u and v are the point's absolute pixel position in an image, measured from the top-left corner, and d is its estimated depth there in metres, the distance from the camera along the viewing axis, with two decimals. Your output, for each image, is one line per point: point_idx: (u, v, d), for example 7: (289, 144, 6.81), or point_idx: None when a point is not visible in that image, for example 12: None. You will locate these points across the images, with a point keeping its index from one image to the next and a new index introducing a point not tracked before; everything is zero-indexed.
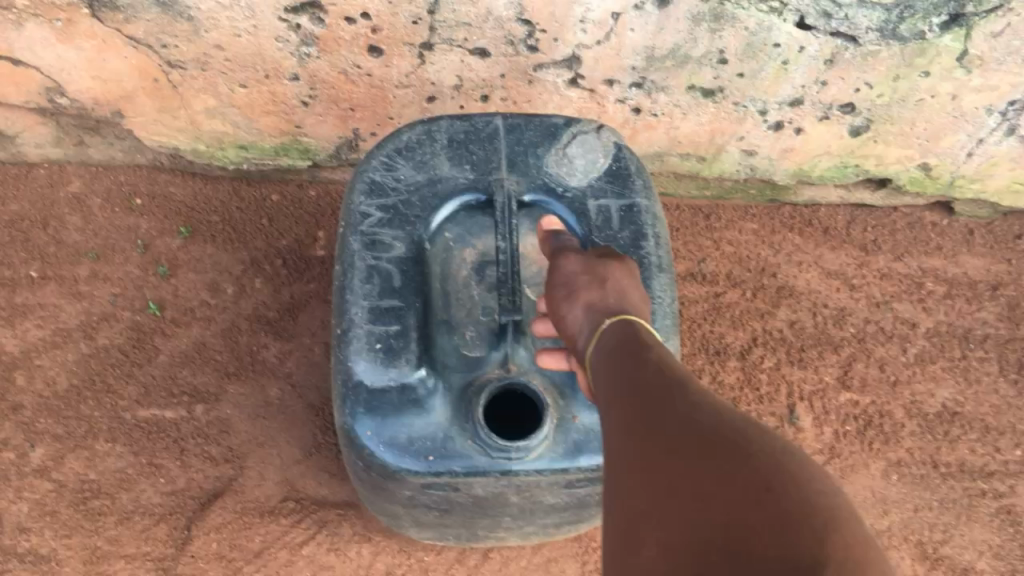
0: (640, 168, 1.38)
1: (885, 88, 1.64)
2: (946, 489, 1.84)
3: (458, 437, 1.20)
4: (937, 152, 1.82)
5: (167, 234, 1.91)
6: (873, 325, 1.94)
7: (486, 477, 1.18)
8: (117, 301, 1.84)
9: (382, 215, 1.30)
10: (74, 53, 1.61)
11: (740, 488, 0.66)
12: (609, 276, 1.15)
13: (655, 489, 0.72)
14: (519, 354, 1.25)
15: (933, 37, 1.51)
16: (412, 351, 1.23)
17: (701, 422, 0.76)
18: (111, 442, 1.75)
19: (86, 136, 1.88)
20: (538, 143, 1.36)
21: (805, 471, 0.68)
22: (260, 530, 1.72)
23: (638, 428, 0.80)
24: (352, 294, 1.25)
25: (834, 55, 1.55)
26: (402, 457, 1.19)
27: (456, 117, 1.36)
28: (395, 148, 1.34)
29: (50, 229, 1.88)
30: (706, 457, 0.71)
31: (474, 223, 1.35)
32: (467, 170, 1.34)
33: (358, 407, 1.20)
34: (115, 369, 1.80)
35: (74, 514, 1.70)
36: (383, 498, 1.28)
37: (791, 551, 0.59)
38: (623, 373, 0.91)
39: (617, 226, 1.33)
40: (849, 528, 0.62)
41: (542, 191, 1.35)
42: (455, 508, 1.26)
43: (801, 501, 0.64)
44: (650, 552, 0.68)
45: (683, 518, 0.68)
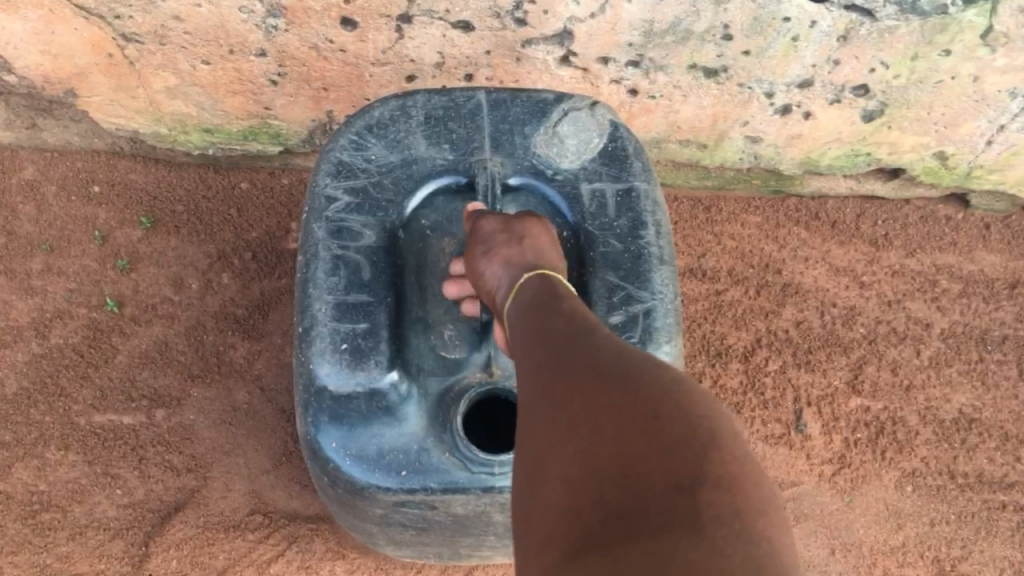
0: (640, 149, 1.24)
1: (902, 69, 1.51)
2: (964, 502, 1.72)
3: (434, 450, 1.07)
4: (954, 140, 1.69)
5: (127, 224, 1.77)
6: (885, 325, 1.82)
7: (466, 495, 1.06)
8: (72, 298, 1.71)
9: (350, 199, 1.17)
10: (20, 26, 1.48)
11: (630, 417, 0.66)
12: (534, 239, 1.06)
13: (551, 427, 0.71)
14: (504, 356, 1.13)
15: (956, 11, 1.39)
16: (382, 352, 1.10)
17: (599, 357, 0.75)
18: (63, 450, 1.61)
19: (39, 118, 1.74)
20: (524, 121, 1.23)
21: (693, 396, 0.68)
22: (225, 547, 1.59)
23: (539, 371, 0.79)
24: (315, 287, 1.12)
25: (848, 30, 1.43)
26: (372, 473, 1.06)
27: (434, 91, 1.23)
28: (365, 124, 1.20)
29: (1, 219, 1.74)
30: (602, 392, 0.70)
31: (454, 208, 1.21)
32: (445, 150, 1.21)
33: (321, 416, 1.08)
34: (69, 371, 1.66)
35: (22, 529, 1.57)
36: (355, 516, 1.15)
37: (677, 475, 0.60)
38: (531, 318, 0.90)
39: (613, 213, 1.20)
40: (731, 450, 0.63)
41: (529, 174, 1.22)
42: (434, 527, 1.13)
43: (688, 425, 0.64)
44: (543, 485, 0.67)
45: (577, 449, 0.67)
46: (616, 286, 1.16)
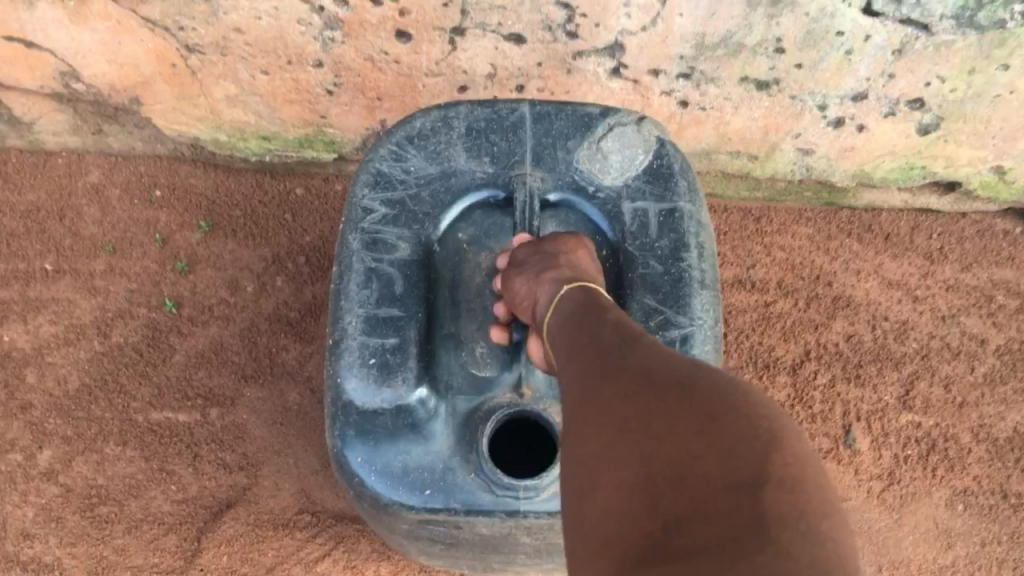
0: (686, 167, 1.25)
1: (959, 82, 1.49)
2: (1016, 522, 1.69)
3: (459, 469, 1.10)
4: (1014, 154, 1.66)
5: (187, 227, 1.82)
6: (938, 341, 1.79)
7: (490, 517, 1.08)
8: (133, 297, 1.77)
9: (387, 211, 1.20)
10: (89, 36, 1.53)
11: (684, 422, 0.66)
12: (568, 249, 1.09)
13: (603, 433, 0.71)
14: (535, 376, 1.15)
15: (1015, 26, 1.37)
16: (410, 369, 1.14)
17: (651, 366, 0.75)
18: (122, 446, 1.67)
19: (105, 124, 1.79)
20: (568, 135, 1.24)
21: (747, 397, 0.68)
22: (274, 544, 1.63)
23: (589, 379, 0.79)
24: (347, 300, 1.15)
25: (904, 44, 1.42)
26: (396, 489, 1.09)
27: (477, 103, 1.24)
28: (406, 135, 1.23)
29: (67, 221, 1.81)
30: (654, 397, 0.70)
31: (491, 221, 1.24)
32: (485, 163, 1.23)
33: (347, 430, 1.11)
34: (129, 369, 1.72)
35: (81, 521, 1.62)
36: (384, 529, 1.19)
37: (739, 476, 0.60)
38: (579, 328, 0.90)
39: (655, 233, 1.21)
40: (790, 449, 0.63)
41: (570, 190, 1.24)
42: (462, 544, 1.15)
43: (745, 426, 0.64)
44: (596, 493, 0.67)
45: (630, 454, 0.66)
46: (655, 309, 1.18)
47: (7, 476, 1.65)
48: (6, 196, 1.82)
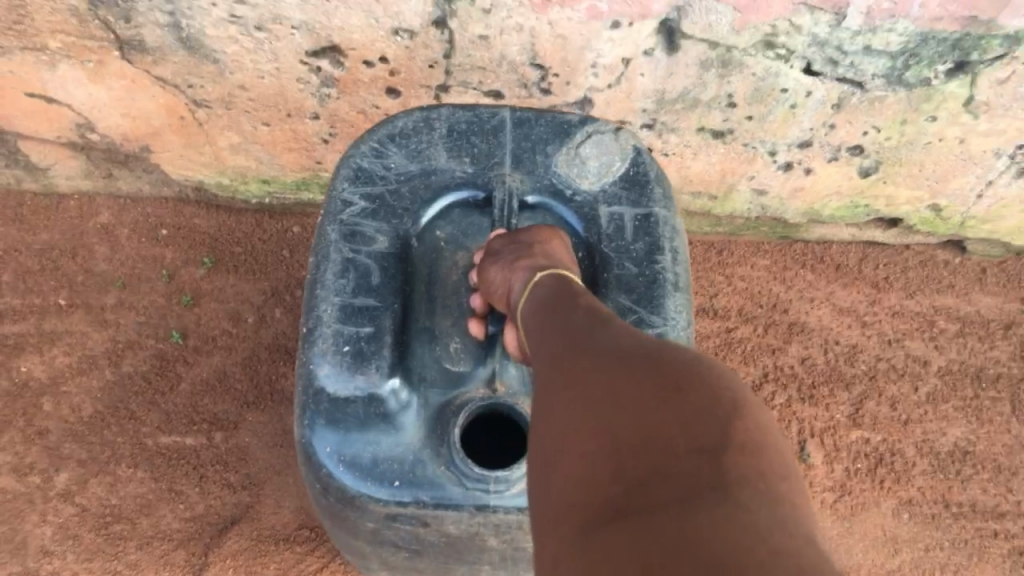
0: (659, 176, 1.39)
1: (893, 131, 1.66)
2: (957, 529, 1.85)
3: (429, 462, 1.19)
4: (947, 193, 1.83)
5: (191, 264, 1.96)
6: (885, 362, 1.95)
7: (458, 512, 1.17)
8: (141, 329, 1.90)
9: (367, 205, 1.32)
10: (104, 93, 1.68)
11: (651, 392, 0.72)
12: (545, 237, 1.22)
13: (576, 409, 0.77)
14: (507, 372, 1.26)
15: (939, 84, 1.55)
16: (383, 359, 1.23)
17: (622, 349, 0.82)
18: (133, 468, 1.80)
19: (115, 169, 1.94)
20: (547, 139, 1.38)
21: (710, 372, 0.75)
22: (276, 558, 1.76)
23: (564, 364, 0.86)
24: (324, 288, 1.26)
25: (842, 99, 1.59)
26: (364, 480, 1.18)
27: (459, 107, 1.38)
28: (388, 134, 1.37)
29: (79, 258, 1.94)
30: (624, 374, 0.76)
31: (468, 220, 1.38)
32: (465, 163, 1.37)
33: (318, 419, 1.20)
34: (139, 396, 1.85)
35: (96, 538, 1.75)
36: (348, 532, 1.26)
37: (700, 440, 0.66)
38: (557, 320, 0.98)
39: (631, 237, 1.34)
40: (749, 416, 0.70)
41: (547, 192, 1.37)
42: (427, 551, 1.24)
43: (708, 395, 0.71)
44: (570, 463, 0.73)
45: (600, 426, 0.73)
46: (630, 308, 1.29)
47: (26, 498, 1.77)
48: (21, 236, 1.95)
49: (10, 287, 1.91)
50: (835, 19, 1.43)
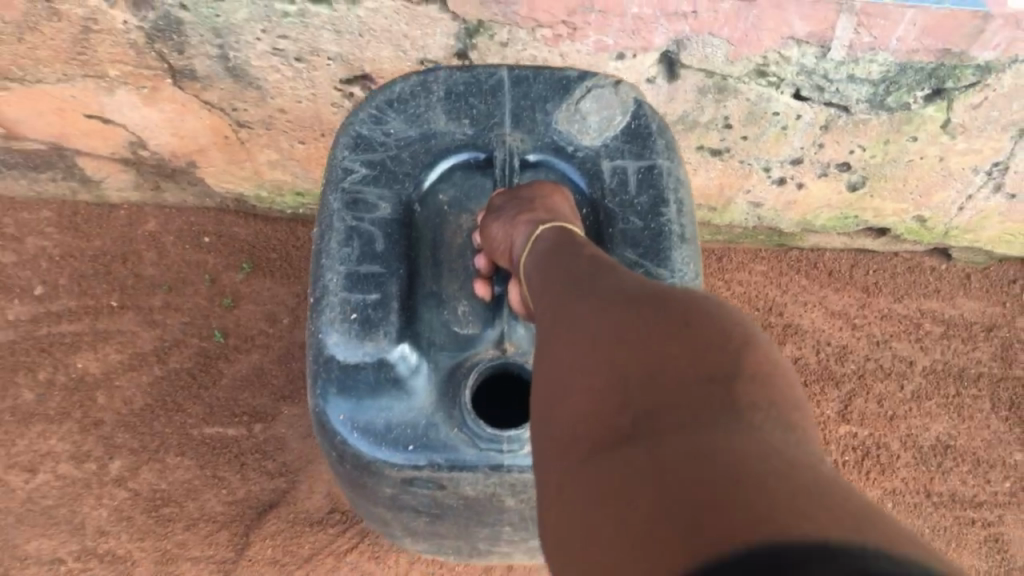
0: (661, 127, 1.38)
1: (877, 150, 1.80)
2: (937, 517, 1.99)
3: (442, 425, 1.22)
4: (930, 206, 1.97)
5: (231, 269, 2.13)
6: (873, 362, 2.10)
7: (474, 473, 1.20)
8: (186, 329, 2.07)
9: (367, 172, 1.33)
10: (156, 115, 1.85)
11: (662, 326, 0.76)
12: (545, 193, 1.25)
13: (587, 346, 0.81)
14: (516, 333, 1.29)
15: (918, 108, 1.69)
16: (391, 325, 1.25)
17: (630, 290, 0.86)
18: (180, 456, 1.97)
19: (163, 182, 2.11)
20: (546, 97, 1.38)
21: (716, 307, 0.80)
22: (310, 538, 1.93)
23: (574, 306, 0.90)
24: (329, 257, 1.28)
25: (829, 121, 1.74)
26: (379, 446, 1.20)
27: (456, 69, 1.38)
28: (386, 99, 1.37)
29: (129, 264, 2.12)
30: (633, 312, 0.80)
31: (470, 182, 1.38)
32: (465, 125, 1.37)
33: (330, 387, 1.22)
34: (185, 391, 2.02)
35: (147, 519, 1.92)
36: (368, 499, 1.30)
37: (712, 368, 0.70)
38: (562, 266, 1.02)
39: (635, 190, 1.34)
40: (757, 346, 0.74)
41: (549, 149, 1.38)
42: (447, 516, 1.28)
43: (717, 328, 0.75)
44: (580, 394, 0.77)
45: (611, 359, 0.77)
46: (636, 262, 1.30)
47: (83, 483, 1.94)
48: (76, 243, 2.13)
49: (67, 290, 2.09)
50: (820, 52, 1.58)
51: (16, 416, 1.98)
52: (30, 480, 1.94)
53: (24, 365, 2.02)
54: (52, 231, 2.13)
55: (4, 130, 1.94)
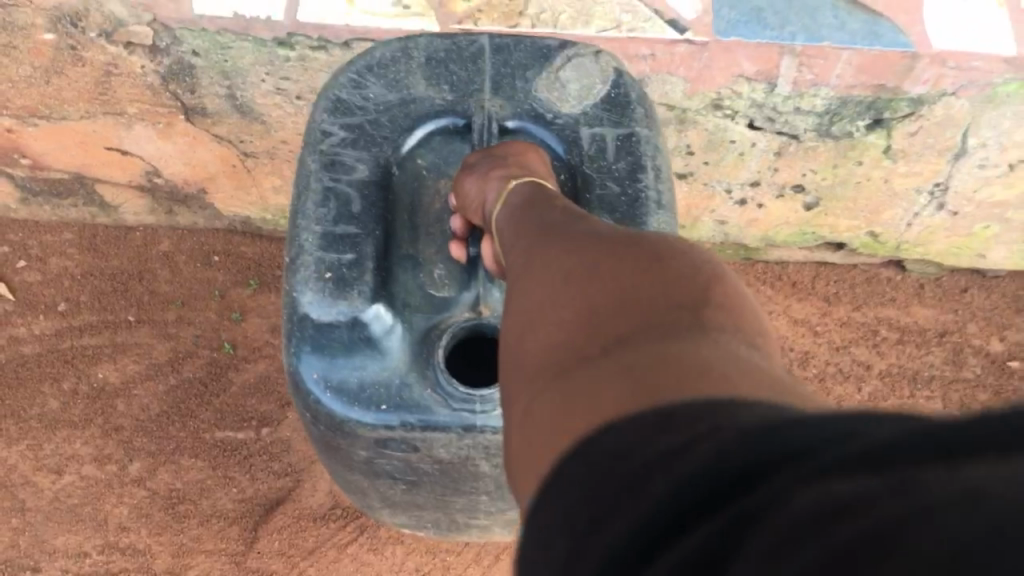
0: (640, 97, 1.41)
1: (827, 173, 1.98)
2: None
3: (415, 385, 1.22)
4: (881, 223, 2.15)
5: (239, 285, 2.30)
6: (833, 366, 2.27)
7: (447, 433, 1.21)
8: (198, 341, 2.25)
9: (345, 135, 1.35)
10: (170, 147, 2.03)
11: (633, 259, 0.82)
12: (521, 153, 1.28)
13: (559, 279, 0.86)
14: (492, 295, 1.30)
15: (861, 135, 1.86)
16: (364, 284, 1.26)
17: (602, 233, 0.92)
18: (194, 458, 2.15)
19: (176, 207, 2.28)
20: (526, 65, 1.40)
21: (684, 245, 0.86)
22: (313, 532, 2.11)
23: (548, 248, 0.95)
24: (305, 218, 1.29)
25: (781, 148, 1.91)
26: (352, 405, 1.21)
27: (437, 35, 1.40)
28: (366, 64, 1.39)
29: (145, 281, 2.29)
30: (605, 250, 0.86)
31: (449, 147, 1.40)
32: (445, 91, 1.39)
33: (304, 346, 1.23)
34: (197, 398, 2.20)
35: (165, 516, 2.11)
36: (344, 463, 1.32)
37: (679, 296, 0.76)
38: (534, 215, 1.08)
39: (613, 157, 1.37)
40: (721, 279, 0.81)
41: (528, 116, 1.39)
42: (422, 482, 1.30)
43: (685, 263, 0.81)
44: (550, 322, 0.82)
45: (581, 290, 0.82)
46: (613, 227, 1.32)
47: (105, 482, 2.13)
48: (96, 262, 2.31)
49: (87, 306, 2.27)
50: (768, 88, 1.75)
51: (42, 423, 2.16)
52: (58, 481, 2.13)
53: (50, 376, 2.20)
54: (74, 252, 2.32)
55: (31, 161, 2.12)
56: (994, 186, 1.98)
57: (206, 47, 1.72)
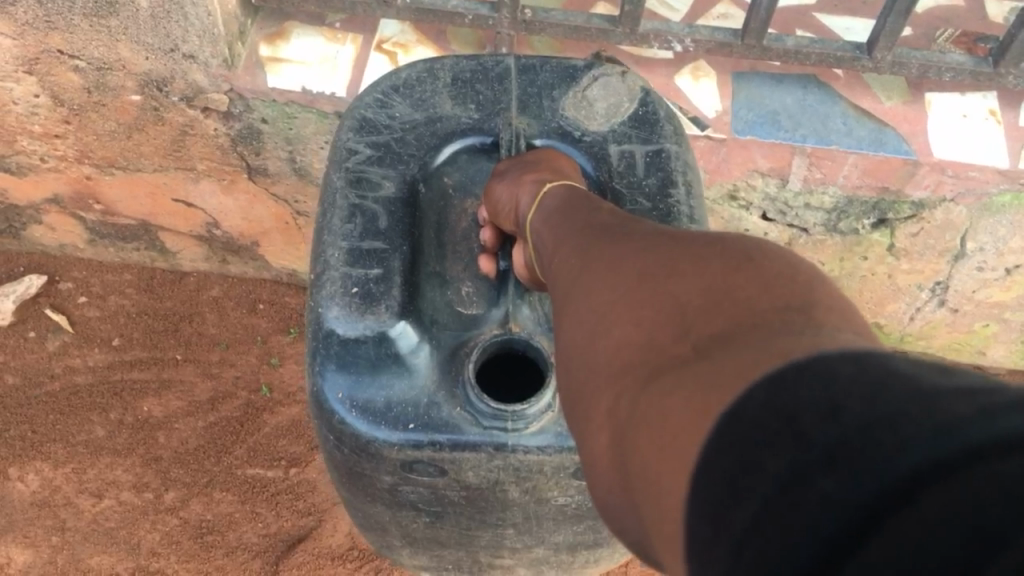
0: (668, 114, 1.50)
1: (834, 265, 2.14)
2: None
3: (444, 405, 1.28)
4: (886, 314, 2.29)
5: (280, 332, 2.47)
6: None
7: (478, 453, 1.26)
8: (238, 382, 2.41)
9: (371, 152, 1.45)
10: (231, 202, 2.22)
11: (721, 263, 0.84)
12: (549, 157, 1.41)
13: (640, 283, 0.88)
14: (521, 313, 1.37)
15: (866, 233, 2.02)
16: (393, 300, 1.34)
17: (679, 238, 0.94)
18: (225, 491, 2.29)
19: (229, 257, 2.47)
20: (551, 85, 1.51)
21: (770, 245, 0.88)
22: (329, 571, 2.22)
23: (626, 251, 0.97)
24: (331, 235, 1.38)
25: (792, 239, 2.08)
26: (378, 426, 1.26)
27: (464, 57, 1.53)
28: (392, 85, 1.50)
29: (194, 323, 2.48)
30: (688, 254, 0.88)
31: (475, 165, 1.51)
32: (472, 109, 1.50)
33: (329, 364, 1.30)
34: (232, 437, 2.35)
35: (194, 544, 2.23)
36: (364, 488, 1.38)
37: (782, 297, 0.77)
38: (588, 220, 1.14)
39: (643, 173, 1.45)
40: (815, 276, 0.82)
41: (554, 134, 1.50)
42: (445, 514, 1.39)
43: (776, 263, 0.83)
44: (636, 326, 0.84)
45: (669, 292, 0.84)
46: None
47: (141, 509, 2.26)
48: (151, 303, 2.51)
49: (139, 342, 2.44)
50: (780, 184, 1.91)
51: (88, 449, 2.31)
52: (97, 503, 2.26)
53: (99, 406, 2.36)
54: (132, 291, 2.52)
55: (104, 208, 2.32)
56: (991, 287, 2.11)
57: (274, 116, 1.91)
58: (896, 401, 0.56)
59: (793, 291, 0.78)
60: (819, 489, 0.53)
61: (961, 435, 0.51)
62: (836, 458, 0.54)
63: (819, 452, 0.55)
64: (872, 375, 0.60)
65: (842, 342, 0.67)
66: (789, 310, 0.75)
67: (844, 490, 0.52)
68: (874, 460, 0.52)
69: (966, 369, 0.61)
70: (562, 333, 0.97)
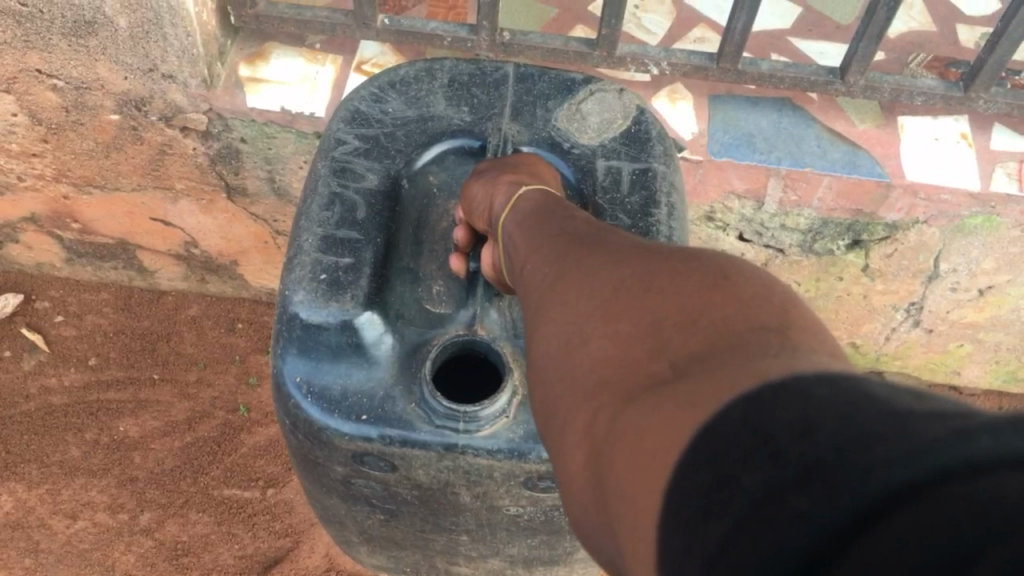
0: (660, 134, 1.51)
1: (809, 285, 2.16)
2: None
3: (399, 400, 1.28)
4: (861, 334, 2.31)
5: (258, 351, 2.46)
6: None
7: (426, 451, 1.25)
8: (215, 402, 2.39)
9: (359, 144, 1.46)
10: (209, 221, 2.22)
11: (697, 278, 0.85)
12: (532, 162, 1.41)
13: (616, 296, 0.89)
14: (489, 318, 1.37)
15: (840, 254, 2.04)
16: (359, 289, 1.34)
17: (655, 251, 0.95)
18: (201, 512, 2.27)
19: (208, 276, 2.46)
20: (548, 95, 1.53)
21: (747, 264, 0.88)
22: None
23: (602, 262, 0.97)
24: (307, 219, 1.39)
25: (768, 260, 2.10)
26: (331, 413, 1.26)
27: (464, 61, 1.54)
28: (389, 81, 1.52)
29: (172, 343, 2.47)
30: (664, 267, 0.89)
31: (462, 167, 1.51)
32: (465, 111, 1.51)
33: (291, 347, 1.30)
34: (209, 457, 2.33)
35: (168, 566, 2.21)
36: (317, 475, 1.38)
37: (758, 318, 0.78)
38: (563, 228, 1.15)
39: (627, 190, 1.45)
40: (791, 298, 0.83)
41: (543, 144, 1.50)
42: (401, 513, 1.40)
43: (751, 282, 0.84)
44: (613, 341, 0.85)
45: (645, 306, 0.85)
46: None
47: (116, 530, 2.24)
48: (129, 322, 2.50)
49: (116, 362, 2.43)
50: (756, 205, 1.92)
51: (63, 469, 2.29)
52: (71, 525, 2.23)
53: (74, 426, 2.34)
54: (109, 310, 2.51)
55: (81, 226, 2.31)
56: (965, 307, 2.14)
57: (253, 135, 1.91)
58: (872, 422, 0.56)
59: (769, 312, 0.79)
60: (793, 506, 0.54)
61: (938, 454, 0.50)
62: (810, 475, 0.55)
63: (792, 471, 0.56)
64: (846, 401, 0.59)
65: (825, 364, 0.68)
66: (765, 330, 0.76)
67: (816, 507, 0.52)
68: (847, 475, 0.52)
69: (941, 394, 0.61)
70: (535, 340, 0.98)
